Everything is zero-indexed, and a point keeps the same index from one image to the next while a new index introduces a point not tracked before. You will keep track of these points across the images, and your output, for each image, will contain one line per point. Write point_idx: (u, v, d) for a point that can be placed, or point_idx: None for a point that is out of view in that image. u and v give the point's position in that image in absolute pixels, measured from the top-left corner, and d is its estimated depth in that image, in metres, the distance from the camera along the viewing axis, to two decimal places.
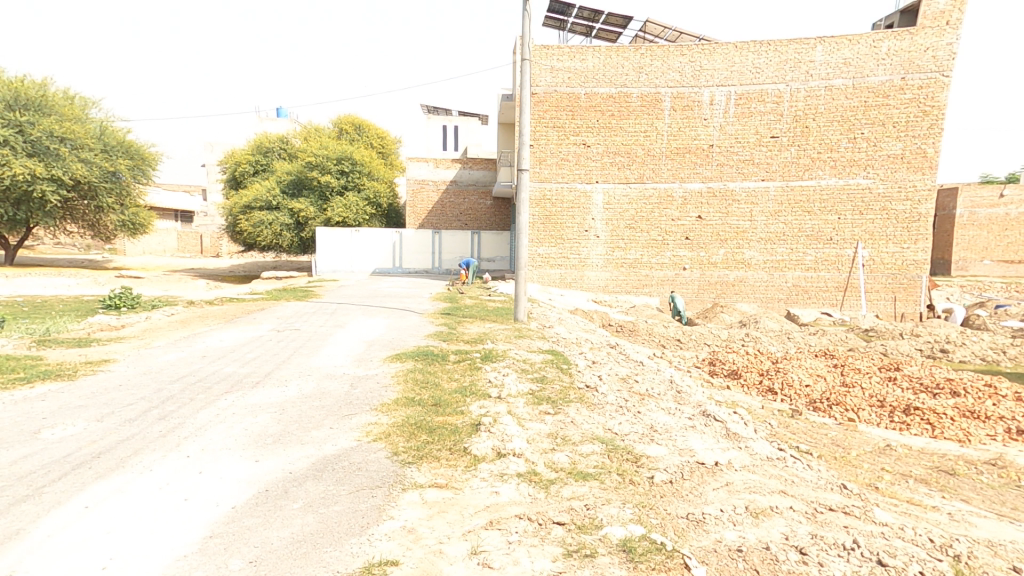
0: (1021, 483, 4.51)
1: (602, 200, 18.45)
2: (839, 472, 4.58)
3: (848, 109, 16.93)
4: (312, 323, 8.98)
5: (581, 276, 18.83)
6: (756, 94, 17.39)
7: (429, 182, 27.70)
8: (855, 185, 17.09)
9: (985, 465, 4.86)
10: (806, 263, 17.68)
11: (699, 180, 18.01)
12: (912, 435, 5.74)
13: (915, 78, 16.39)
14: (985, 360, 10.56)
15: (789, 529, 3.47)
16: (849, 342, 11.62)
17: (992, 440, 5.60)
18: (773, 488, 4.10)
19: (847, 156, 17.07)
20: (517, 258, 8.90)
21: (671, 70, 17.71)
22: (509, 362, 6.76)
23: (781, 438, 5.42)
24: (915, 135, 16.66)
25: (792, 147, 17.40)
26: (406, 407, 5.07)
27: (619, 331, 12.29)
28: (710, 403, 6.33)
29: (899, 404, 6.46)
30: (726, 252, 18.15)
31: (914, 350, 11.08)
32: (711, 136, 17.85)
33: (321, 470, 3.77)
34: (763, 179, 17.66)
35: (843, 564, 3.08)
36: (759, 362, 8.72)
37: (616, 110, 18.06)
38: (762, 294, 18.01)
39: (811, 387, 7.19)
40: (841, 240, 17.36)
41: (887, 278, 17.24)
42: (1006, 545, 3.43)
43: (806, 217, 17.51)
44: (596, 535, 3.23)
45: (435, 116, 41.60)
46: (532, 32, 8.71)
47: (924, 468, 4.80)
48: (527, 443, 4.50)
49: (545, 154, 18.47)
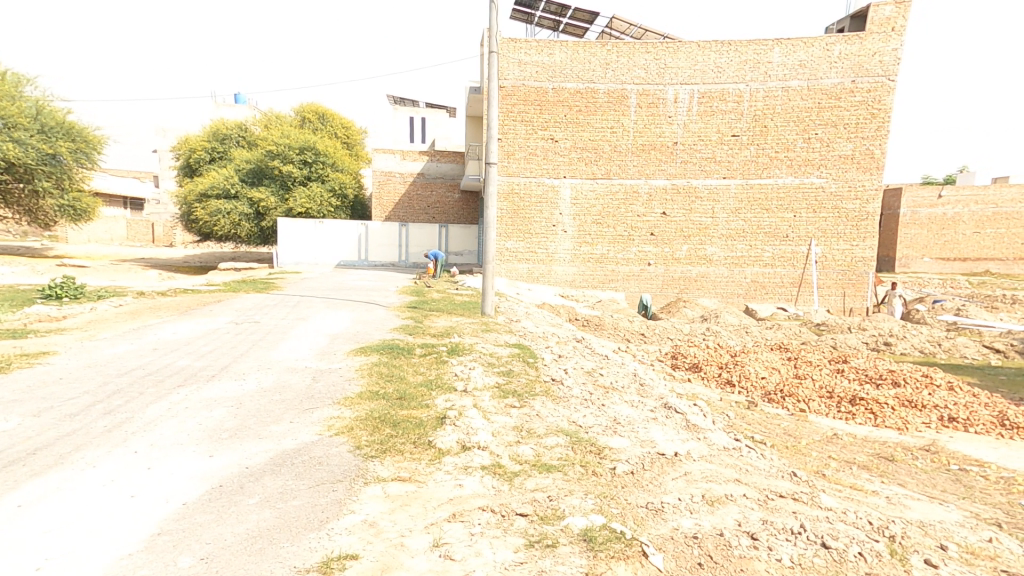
0: (951, 467, 4.79)
1: (569, 195, 18.60)
2: (791, 460, 4.72)
3: (803, 110, 17.54)
4: (273, 316, 8.76)
5: (548, 270, 18.95)
6: (718, 93, 17.81)
7: (396, 175, 27.36)
8: (810, 184, 17.73)
9: (920, 451, 5.16)
10: (764, 259, 18.25)
11: (664, 177, 18.33)
12: (857, 424, 6.02)
13: (864, 81, 17.08)
14: (923, 352, 11.15)
15: (743, 516, 3.67)
16: (803, 336, 12.09)
17: (927, 427, 5.94)
18: (728, 476, 4.28)
19: (802, 156, 17.70)
20: (484, 254, 8.99)
21: (636, 67, 17.95)
22: (475, 355, 6.75)
23: (737, 429, 5.57)
24: (865, 137, 17.35)
25: (752, 146, 17.90)
26: (370, 400, 5.00)
27: (585, 326, 12.44)
28: (670, 394, 6.48)
29: (846, 394, 6.75)
30: (689, 248, 18.56)
31: (861, 343, 11.64)
32: (675, 134, 18.18)
33: (280, 465, 3.70)
34: (725, 176, 18.12)
35: (790, 548, 3.31)
36: (719, 355, 8.99)
37: (583, 105, 18.20)
38: (723, 289, 18.53)
39: (766, 379, 7.47)
40: (796, 238, 18.02)
41: (838, 275, 17.96)
42: (936, 526, 3.65)
43: (764, 215, 18.08)
44: (558, 526, 3.29)
45: (403, 108, 40.90)
46: (498, 24, 8.63)
47: (867, 455, 5.05)
48: (492, 436, 4.52)
49: (513, 148, 18.43)
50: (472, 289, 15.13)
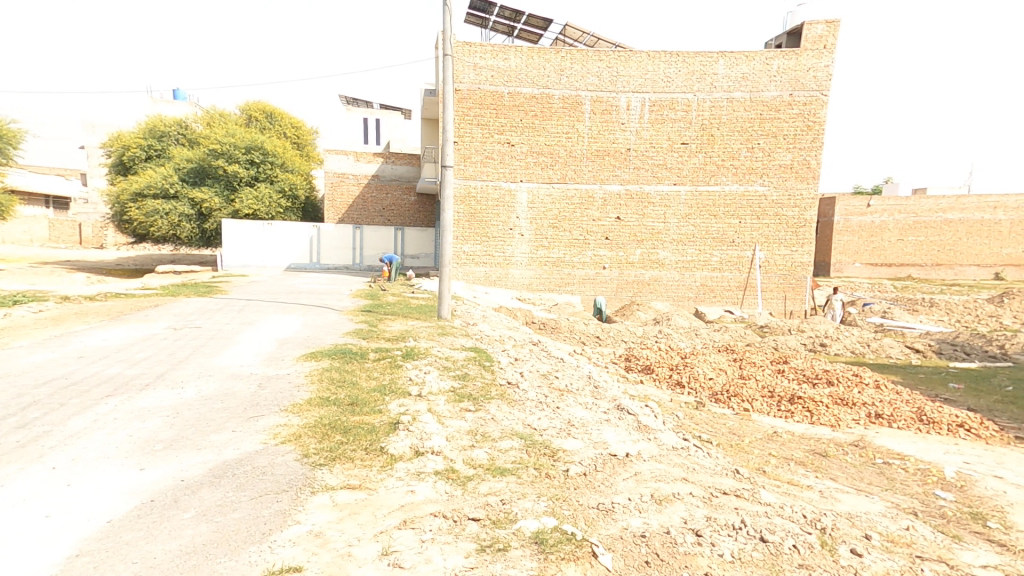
0: (876, 461, 5.08)
1: (526, 199, 18.73)
2: (734, 458, 4.88)
3: (747, 120, 18.26)
4: (215, 321, 8.43)
5: (505, 273, 19.03)
6: (668, 102, 18.35)
7: (349, 176, 26.88)
8: (754, 192, 18.48)
9: (850, 446, 5.45)
10: (713, 263, 18.91)
11: (618, 182, 18.74)
12: (795, 422, 6.32)
13: (800, 95, 17.97)
14: (854, 352, 11.78)
15: (688, 513, 3.79)
16: (747, 338, 12.60)
17: (857, 424, 6.29)
18: (676, 476, 4.38)
19: (746, 164, 18.42)
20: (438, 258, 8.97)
21: (590, 74, 18.29)
22: (431, 359, 6.69)
23: (686, 429, 5.72)
24: (802, 148, 18.25)
25: (700, 154, 18.52)
26: (319, 407, 4.87)
27: (541, 329, 12.52)
28: (623, 396, 6.61)
29: (785, 394, 7.06)
30: (642, 252, 19.01)
31: (799, 344, 12.23)
32: (628, 140, 18.60)
33: (219, 476, 3.55)
34: (676, 183, 18.67)
35: (731, 542, 3.46)
36: (670, 357, 9.23)
37: (539, 110, 18.38)
38: (674, 292, 19.09)
39: (714, 379, 7.73)
40: (741, 243, 18.73)
41: (780, 279, 18.80)
42: (863, 517, 3.86)
43: (713, 220, 18.73)
44: (510, 529, 3.30)
45: (355, 111, 40.31)
46: (453, 27, 8.58)
47: (804, 451, 5.28)
48: (446, 440, 4.48)
49: (469, 152, 18.39)
50: (428, 292, 15.00)
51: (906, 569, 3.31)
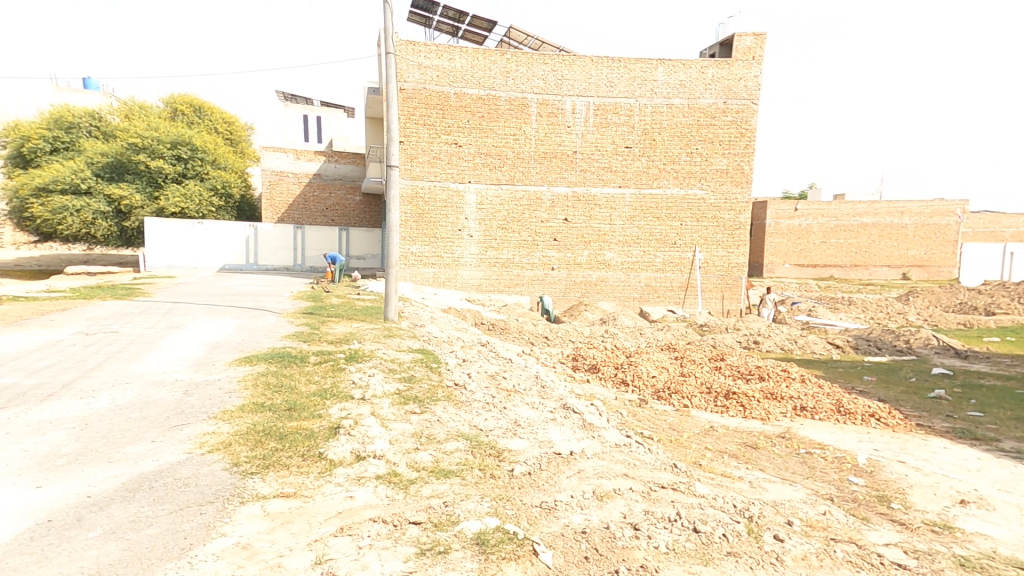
0: (800, 451, 5.34)
1: (474, 200, 18.72)
2: (673, 453, 5.03)
3: (685, 126, 18.91)
4: (136, 326, 7.99)
5: (454, 275, 18.94)
6: (612, 107, 18.79)
7: (289, 175, 26.09)
8: (693, 195, 19.16)
9: (778, 438, 5.72)
10: (656, 264, 19.49)
11: (565, 185, 19.05)
12: (729, 417, 6.57)
13: (734, 103, 18.77)
14: (783, 349, 12.40)
15: (628, 508, 3.86)
16: (688, 336, 13.05)
17: (784, 416, 6.61)
18: (617, 472, 4.46)
19: (686, 168, 19.06)
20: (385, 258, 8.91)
21: (535, 77, 18.51)
22: (376, 362, 6.57)
23: (629, 426, 5.84)
24: (736, 153, 19.05)
25: (643, 158, 19.04)
26: (253, 413, 4.69)
27: (489, 329, 12.52)
28: (570, 395, 6.68)
29: (722, 389, 7.33)
30: (589, 253, 19.39)
31: (735, 341, 12.76)
32: (574, 143, 18.93)
33: (134, 491, 3.35)
34: (622, 186, 19.14)
35: (666, 535, 3.57)
36: (616, 356, 9.42)
37: (485, 111, 18.45)
38: (621, 292, 19.55)
39: (656, 377, 7.94)
40: (682, 245, 19.39)
41: (718, 279, 19.56)
42: (786, 504, 4.06)
43: (656, 222, 19.30)
44: (451, 531, 3.27)
45: (292, 105, 39.06)
46: (394, 25, 8.47)
47: (737, 444, 5.50)
48: (390, 444, 4.39)
49: (416, 152, 18.24)
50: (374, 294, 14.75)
51: (821, 552, 3.51)
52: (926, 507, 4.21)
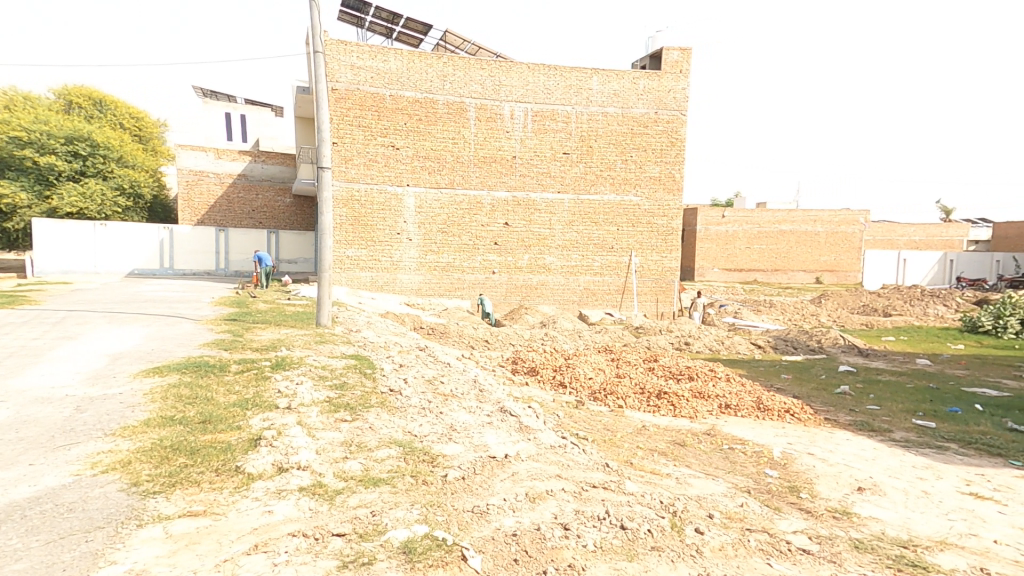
0: (723, 446, 5.59)
1: (413, 204, 18.53)
2: (606, 452, 5.14)
3: (620, 134, 19.48)
4: (21, 338, 7.32)
5: (393, 278, 18.64)
6: (549, 113, 19.13)
7: (209, 175, 24.70)
8: (629, 202, 19.78)
9: (704, 435, 5.97)
10: (595, 268, 19.98)
11: (505, 189, 19.19)
12: (661, 416, 6.80)
13: (665, 113, 19.52)
14: (711, 350, 12.97)
15: (559, 508, 3.90)
16: (624, 338, 13.45)
17: (711, 414, 6.92)
18: (551, 473, 4.49)
19: (621, 175, 19.66)
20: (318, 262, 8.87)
21: (473, 82, 18.57)
22: (305, 369, 6.35)
23: (565, 427, 5.93)
24: (667, 162, 19.81)
25: (580, 164, 19.47)
26: (160, 428, 4.40)
27: (429, 334, 12.43)
28: (508, 399, 6.70)
29: (654, 390, 7.58)
30: (530, 257, 19.63)
31: (667, 342, 13.27)
32: (513, 148, 19.10)
33: (1, 522, 3.05)
34: (561, 191, 19.51)
35: (595, 533, 3.64)
36: (554, 358, 9.54)
37: (423, 114, 18.33)
38: (561, 296, 19.91)
39: (593, 379, 8.10)
40: (619, 249, 19.99)
41: (653, 282, 20.26)
42: (708, 498, 4.26)
43: (594, 227, 19.79)
44: (377, 541, 3.18)
45: (212, 104, 37.02)
46: (321, 25, 8.31)
47: (666, 442, 5.70)
48: (316, 454, 4.23)
49: (351, 153, 17.87)
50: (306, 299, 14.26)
51: (736, 542, 3.72)
52: (830, 494, 4.52)
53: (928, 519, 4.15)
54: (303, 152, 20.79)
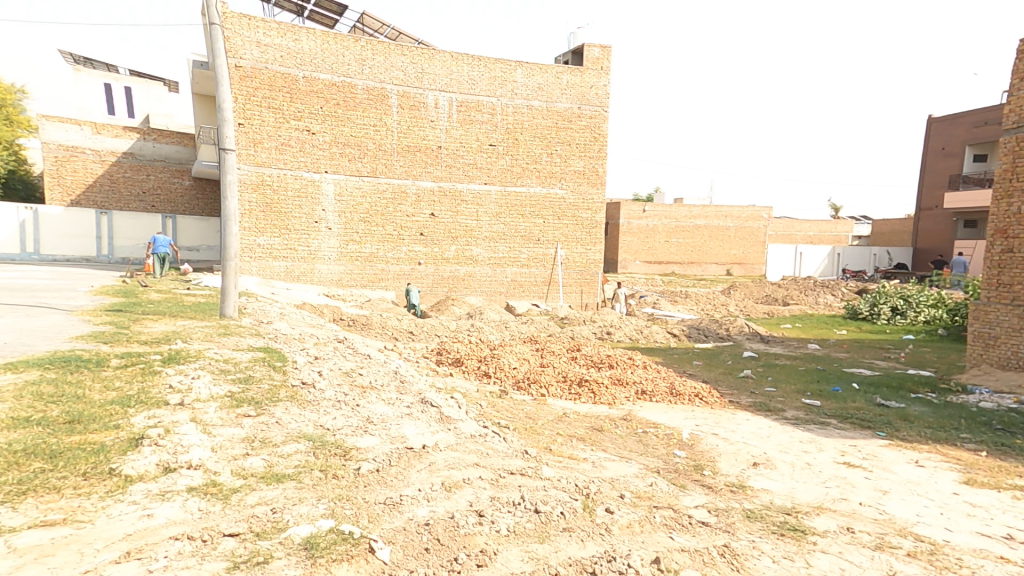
0: (638, 430, 5.84)
1: (332, 191, 17.64)
2: (526, 440, 5.22)
3: (546, 128, 19.84)
4: None
5: (311, 269, 17.62)
6: (474, 104, 19.04)
7: (85, 151, 21.24)
8: (554, 194, 20.18)
9: (620, 420, 6.21)
10: (522, 260, 20.23)
11: (430, 179, 18.85)
12: (581, 403, 7.02)
13: (587, 109, 20.15)
14: (632, 338, 13.55)
15: (475, 496, 3.90)
16: (550, 328, 13.78)
17: (628, 400, 7.22)
18: (469, 462, 4.49)
19: (547, 168, 20.02)
20: (221, 248, 8.27)
21: (394, 68, 18.04)
22: (203, 363, 5.93)
23: (487, 416, 5.96)
24: (591, 156, 20.42)
25: (506, 156, 19.58)
26: (16, 429, 3.88)
27: (350, 326, 11.99)
28: (430, 390, 6.62)
29: (576, 377, 7.79)
30: (456, 248, 19.49)
31: (590, 332, 13.74)
32: (438, 138, 18.82)
33: None
34: (488, 182, 19.53)
35: (509, 517, 3.68)
36: (480, 349, 9.54)
37: (340, 99, 17.47)
38: (487, 287, 19.98)
39: (517, 368, 8.19)
40: (545, 241, 20.36)
41: (578, 274, 20.99)
42: (621, 479, 4.47)
43: (520, 219, 20.02)
44: (276, 539, 3.03)
45: (86, 72, 33.06)
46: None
47: (585, 428, 5.87)
48: (211, 452, 3.97)
49: (261, 136, 16.72)
50: (209, 289, 13.26)
51: (643, 519, 3.92)
52: (730, 470, 4.90)
53: (809, 488, 4.62)
54: (203, 130, 19.33)
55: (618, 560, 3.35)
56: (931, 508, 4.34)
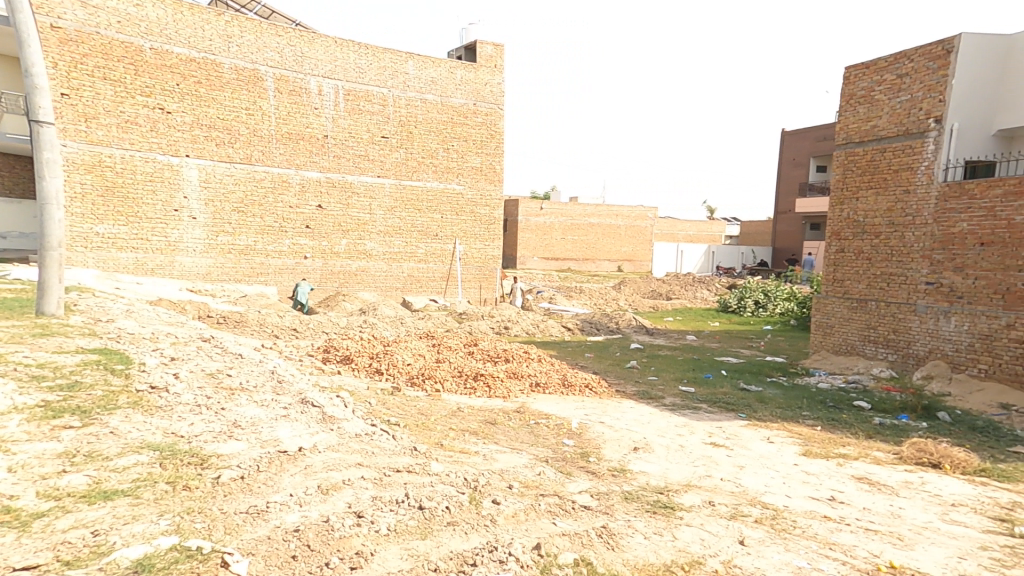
0: (530, 422, 5.99)
1: (197, 176, 14.52)
2: (416, 436, 5.12)
3: (440, 123, 18.42)
4: None
5: (170, 262, 14.34)
6: (363, 94, 16.99)
7: None
8: (451, 190, 18.93)
9: (514, 413, 6.33)
10: (419, 256, 18.65)
11: (317, 169, 16.44)
12: (476, 397, 7.12)
13: (483, 106, 19.10)
14: (529, 332, 13.98)
15: (354, 497, 3.74)
16: (448, 324, 13.77)
17: (522, 392, 7.42)
18: (351, 462, 4.30)
19: (444, 163, 18.68)
20: (38, 235, 7.33)
21: (267, 48, 15.34)
22: (10, 368, 5.02)
23: (376, 415, 5.79)
24: (488, 154, 19.47)
25: (400, 149, 17.83)
26: None
27: (222, 324, 11.07)
28: (313, 390, 6.22)
29: (474, 372, 7.80)
30: (348, 242, 17.25)
31: (488, 328, 13.91)
32: (324, 127, 16.46)
33: None
34: (381, 176, 17.62)
35: (391, 516, 3.57)
36: (372, 346, 9.17)
37: (201, 77, 14.40)
38: (382, 283, 18.03)
39: (412, 364, 8.04)
40: (444, 237, 19.04)
41: (477, 270, 19.90)
42: (510, 471, 4.57)
43: (417, 214, 18.41)
44: (94, 565, 2.66)
45: None
46: None
47: (479, 422, 5.89)
48: (14, 471, 3.40)
49: (93, 111, 13.06)
50: (23, 283, 11.02)
51: (528, 507, 3.99)
52: (613, 456, 5.21)
53: (681, 468, 5.06)
54: (2, 96, 14.02)
55: (499, 548, 3.38)
56: (777, 479, 4.99)
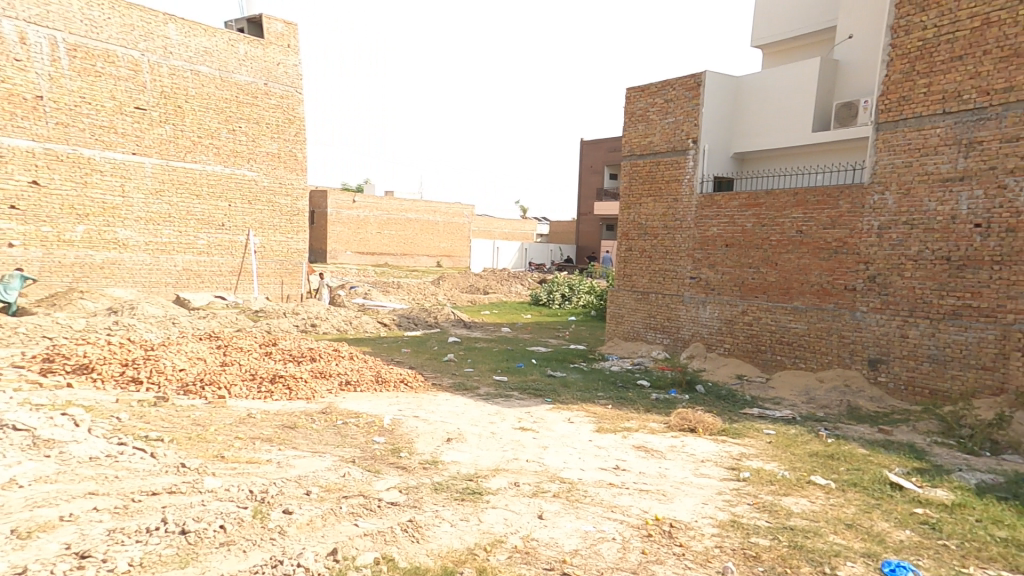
0: (337, 422, 5.71)
1: None
2: (187, 451, 4.57)
3: (221, 99, 15.41)
4: None
5: None
6: (101, 53, 13.00)
7: None
8: (242, 176, 16.12)
9: (318, 414, 5.99)
10: (199, 247, 15.33)
11: (26, 137, 11.95)
12: (272, 400, 6.60)
13: (276, 87, 16.66)
14: (339, 330, 13.67)
15: (82, 534, 3.13)
16: (238, 323, 12.42)
17: (329, 392, 7.11)
18: (80, 492, 3.64)
19: (229, 146, 15.74)
20: None
21: None
22: None
23: (125, 432, 4.92)
24: (286, 139, 17.15)
25: (166, 124, 14.30)
26: None
27: None
28: (20, 410, 4.85)
29: (269, 374, 7.26)
30: (87, 229, 13.06)
31: (291, 326, 13.04)
32: (36, 87, 12.04)
33: None
34: (137, 151, 13.81)
35: (137, 549, 3.04)
36: (124, 351, 7.59)
37: None
38: (144, 278, 14.20)
39: (186, 371, 7.08)
40: (233, 227, 16.09)
41: (277, 264, 17.39)
42: (309, 476, 4.28)
43: (194, 201, 15.09)
44: None
45: None
46: None
47: (274, 427, 5.45)
48: None
49: None
50: None
51: (327, 512, 3.75)
52: (425, 449, 5.22)
53: (490, 454, 5.28)
54: None
55: (283, 563, 3.10)
56: (574, 454, 5.51)
